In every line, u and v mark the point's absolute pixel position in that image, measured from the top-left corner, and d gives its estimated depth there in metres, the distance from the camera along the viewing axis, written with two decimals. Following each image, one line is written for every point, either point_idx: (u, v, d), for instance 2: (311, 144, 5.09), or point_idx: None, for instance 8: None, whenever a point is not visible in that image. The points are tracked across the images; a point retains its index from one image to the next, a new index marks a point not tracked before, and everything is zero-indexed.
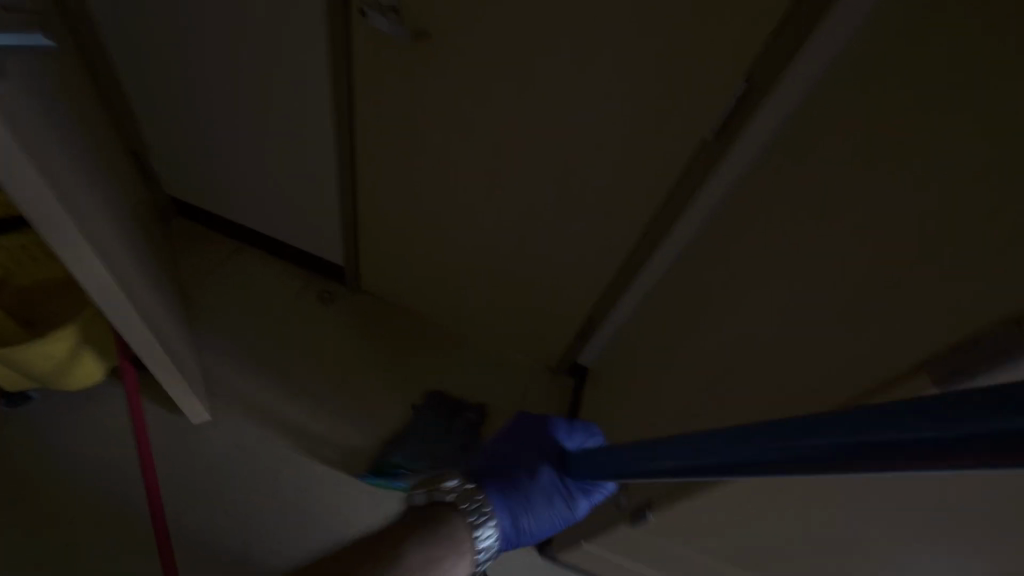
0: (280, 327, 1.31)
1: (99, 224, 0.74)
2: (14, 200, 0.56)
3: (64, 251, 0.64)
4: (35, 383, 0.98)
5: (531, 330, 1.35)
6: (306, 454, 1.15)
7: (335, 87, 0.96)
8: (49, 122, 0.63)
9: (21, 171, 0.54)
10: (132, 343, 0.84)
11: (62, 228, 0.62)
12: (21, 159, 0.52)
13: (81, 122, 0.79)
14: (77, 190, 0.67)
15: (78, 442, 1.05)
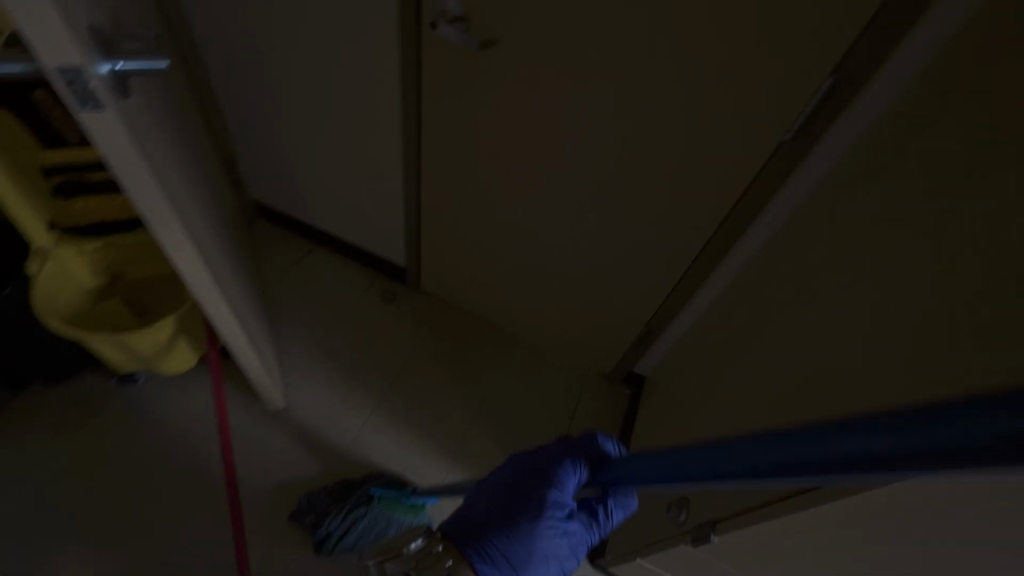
0: (346, 323, 1.39)
1: (198, 224, 0.82)
2: (134, 202, 0.64)
3: (173, 250, 0.72)
4: (140, 366, 1.10)
5: (586, 337, 1.33)
6: (368, 445, 1.21)
7: (404, 98, 1.00)
8: (162, 135, 0.70)
9: (141, 179, 0.61)
10: (222, 332, 0.92)
11: (171, 229, 0.69)
12: (141, 168, 0.59)
13: (186, 133, 0.88)
14: (182, 195, 0.75)
15: (173, 422, 1.16)
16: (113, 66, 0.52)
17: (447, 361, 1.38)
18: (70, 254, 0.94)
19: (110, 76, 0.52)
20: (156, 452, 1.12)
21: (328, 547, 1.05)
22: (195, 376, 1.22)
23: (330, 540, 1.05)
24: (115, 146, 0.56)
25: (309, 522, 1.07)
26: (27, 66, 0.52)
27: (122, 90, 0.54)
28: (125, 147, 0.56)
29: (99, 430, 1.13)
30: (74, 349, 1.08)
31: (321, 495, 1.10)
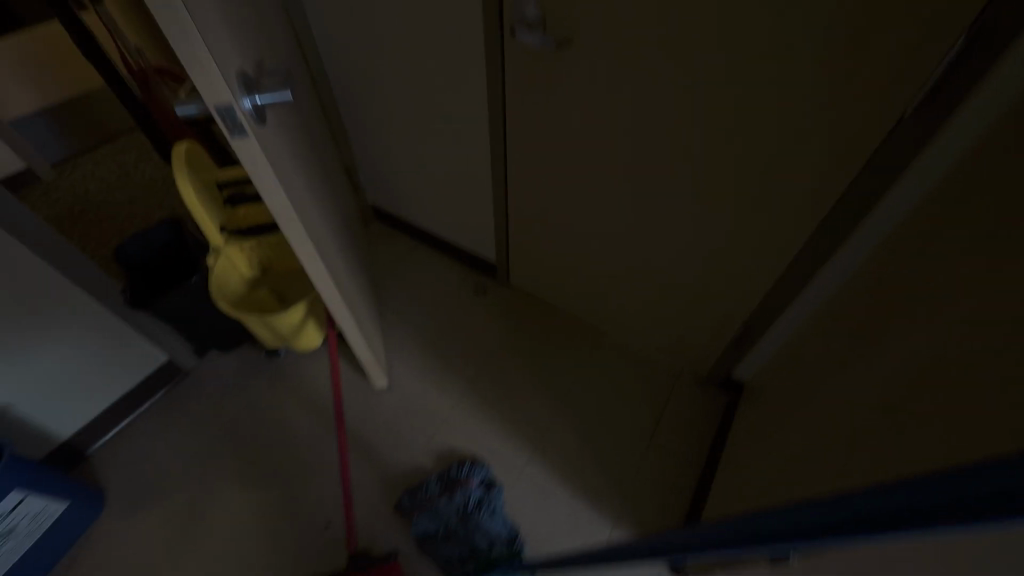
0: (443, 313, 1.52)
1: (320, 227, 0.98)
2: (271, 209, 0.79)
3: (298, 249, 0.87)
4: (278, 343, 1.33)
5: (677, 335, 1.28)
6: (458, 424, 1.30)
7: (491, 102, 1.06)
8: (292, 153, 0.86)
9: (273, 188, 0.74)
10: (338, 319, 1.08)
11: (295, 230, 0.84)
12: (273, 182, 0.73)
13: (314, 149, 1.06)
14: (307, 202, 0.90)
15: (301, 388, 1.37)
16: (253, 100, 0.66)
17: (535, 352, 1.43)
18: (235, 250, 1.18)
19: (252, 109, 0.66)
20: (284, 413, 1.33)
21: (427, 546, 1.07)
22: (319, 353, 1.43)
23: (428, 536, 1.08)
24: (254, 163, 0.69)
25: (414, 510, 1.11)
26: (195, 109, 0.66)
27: (261, 119, 0.68)
28: (263, 165, 0.70)
29: (245, 391, 1.36)
30: (234, 326, 1.35)
31: (431, 485, 1.13)
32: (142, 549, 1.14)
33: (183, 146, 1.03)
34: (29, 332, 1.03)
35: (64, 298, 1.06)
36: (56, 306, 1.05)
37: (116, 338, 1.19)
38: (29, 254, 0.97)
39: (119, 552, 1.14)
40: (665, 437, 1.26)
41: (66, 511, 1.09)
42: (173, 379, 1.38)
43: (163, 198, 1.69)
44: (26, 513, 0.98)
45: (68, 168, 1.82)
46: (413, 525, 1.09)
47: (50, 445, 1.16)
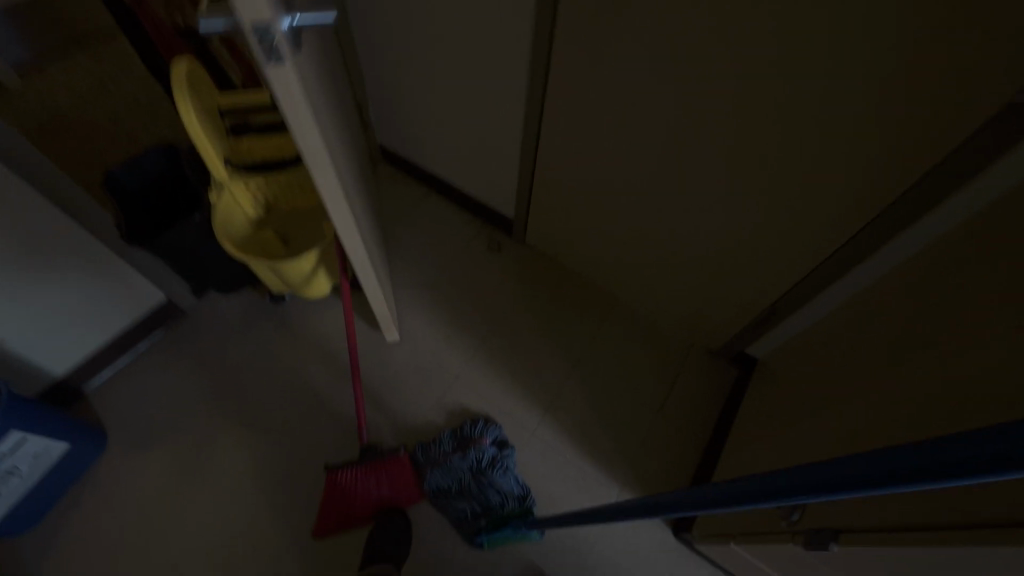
0: (455, 268, 1.46)
1: (344, 169, 0.89)
2: (301, 148, 0.70)
3: (323, 195, 0.80)
4: (285, 288, 1.27)
5: (696, 309, 1.26)
6: (469, 382, 1.29)
7: (531, 46, 0.94)
8: (320, 83, 0.75)
9: (305, 125, 0.66)
10: (359, 269, 1.02)
11: (324, 173, 0.76)
12: (308, 117, 0.65)
13: (336, 79, 0.94)
14: (334, 141, 0.81)
15: (307, 337, 1.32)
16: (289, 21, 0.55)
17: (549, 314, 1.40)
18: (240, 189, 1.09)
19: (288, 30, 0.56)
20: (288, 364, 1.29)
21: (440, 500, 1.09)
22: (324, 303, 1.37)
23: (441, 490, 1.09)
24: (288, 96, 0.60)
25: (427, 465, 1.12)
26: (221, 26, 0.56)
27: (296, 44, 0.58)
28: (297, 98, 0.61)
29: (248, 336, 1.31)
30: (237, 268, 1.28)
31: (444, 442, 1.15)
32: (151, 493, 1.13)
33: (183, 65, 0.89)
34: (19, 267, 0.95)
35: (55, 232, 0.97)
36: (47, 241, 0.96)
37: (112, 276, 1.11)
38: (14, 183, 0.86)
39: (127, 495, 1.13)
40: (674, 407, 1.28)
41: (69, 452, 1.06)
42: (171, 319, 1.32)
43: (146, 122, 1.52)
44: (26, 456, 0.95)
45: (34, 75, 1.61)
46: (426, 479, 1.10)
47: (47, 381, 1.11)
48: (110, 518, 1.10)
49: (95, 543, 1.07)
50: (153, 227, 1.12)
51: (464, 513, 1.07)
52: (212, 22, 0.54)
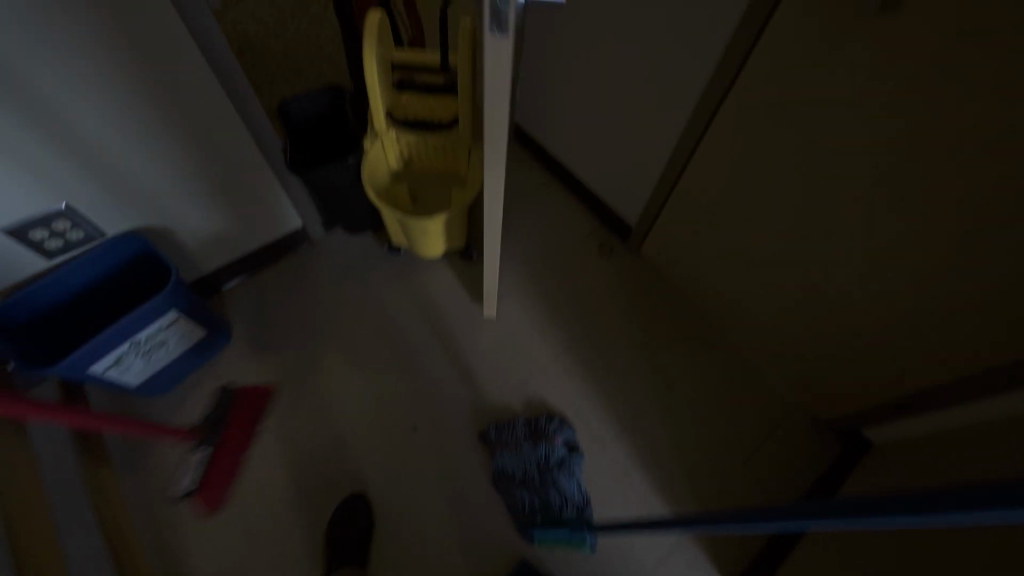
0: (565, 262, 1.43)
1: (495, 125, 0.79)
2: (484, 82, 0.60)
3: (488, 169, 0.74)
4: (407, 244, 1.31)
5: (821, 371, 1.13)
6: (552, 376, 1.26)
7: (724, 63, 0.91)
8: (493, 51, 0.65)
9: (500, 84, 0.60)
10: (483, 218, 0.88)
11: (496, 149, 0.70)
12: (505, 45, 0.54)
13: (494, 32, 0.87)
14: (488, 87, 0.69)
15: (399, 302, 1.36)
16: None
17: (661, 333, 1.33)
18: (392, 141, 1.15)
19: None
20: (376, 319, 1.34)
21: (502, 484, 1.09)
22: (432, 266, 1.41)
23: (505, 475, 1.09)
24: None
25: (498, 447, 1.12)
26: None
27: (498, 25, 0.52)
28: (505, 54, 0.55)
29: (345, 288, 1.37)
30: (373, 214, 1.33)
31: (518, 429, 1.14)
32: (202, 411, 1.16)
33: (375, 14, 0.97)
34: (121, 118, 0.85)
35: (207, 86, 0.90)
36: (188, 87, 0.88)
37: (261, 187, 1.17)
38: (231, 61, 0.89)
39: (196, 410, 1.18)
40: (760, 466, 1.18)
41: (202, 337, 1.11)
42: (301, 246, 1.40)
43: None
44: (140, 338, 0.95)
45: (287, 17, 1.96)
46: (496, 459, 1.11)
47: (45, 261, 0.93)
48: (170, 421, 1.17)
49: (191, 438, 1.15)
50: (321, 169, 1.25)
51: (524, 510, 1.07)
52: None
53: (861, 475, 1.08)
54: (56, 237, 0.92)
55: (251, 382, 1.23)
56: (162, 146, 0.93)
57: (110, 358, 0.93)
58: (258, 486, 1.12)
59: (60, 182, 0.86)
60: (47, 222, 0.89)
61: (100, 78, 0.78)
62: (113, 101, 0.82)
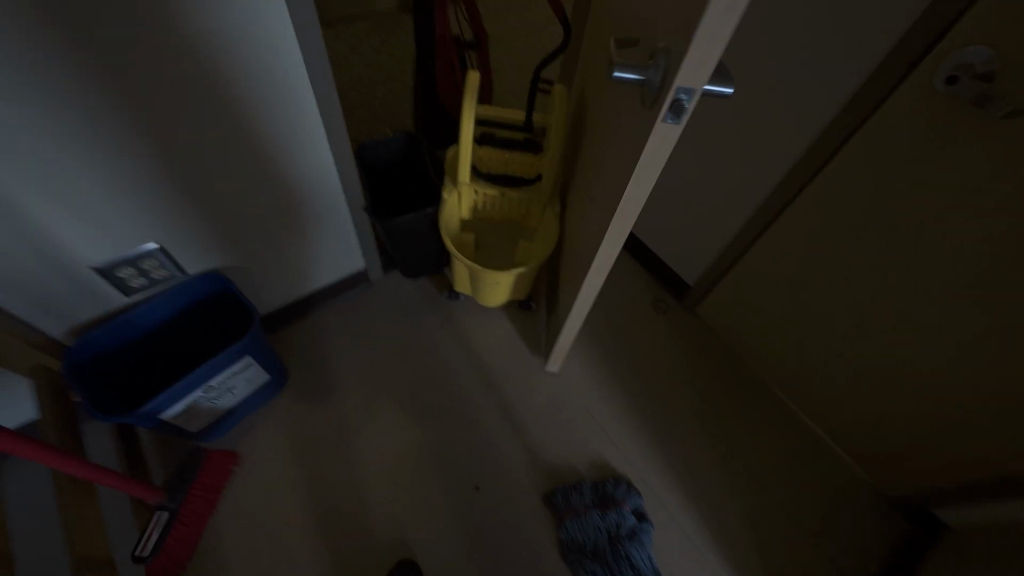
0: (622, 318, 1.42)
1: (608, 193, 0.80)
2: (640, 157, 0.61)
3: (606, 239, 0.75)
4: (470, 293, 1.29)
5: (891, 446, 1.11)
6: (613, 436, 1.23)
7: (812, 147, 0.94)
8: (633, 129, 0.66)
9: (651, 170, 0.62)
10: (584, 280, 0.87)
11: (624, 222, 0.72)
12: (673, 130, 0.56)
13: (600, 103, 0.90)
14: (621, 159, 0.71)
15: (453, 349, 1.32)
16: (701, 87, 0.51)
17: (720, 396, 1.31)
18: (469, 192, 1.15)
19: (694, 97, 0.52)
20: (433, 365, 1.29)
21: (571, 553, 1.05)
22: (487, 314, 1.40)
23: (575, 544, 1.06)
24: (641, 117, 0.61)
25: (567, 513, 1.09)
26: (644, 78, 0.56)
27: (676, 114, 0.53)
28: (670, 138, 0.57)
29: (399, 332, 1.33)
30: (436, 260, 1.33)
31: (585, 493, 1.11)
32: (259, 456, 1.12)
33: (475, 74, 1.00)
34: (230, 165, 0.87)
35: (312, 138, 0.92)
36: (293, 139, 0.90)
37: (336, 234, 1.17)
38: (341, 118, 0.91)
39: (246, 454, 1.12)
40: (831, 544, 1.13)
41: (268, 380, 1.08)
42: (357, 287, 1.37)
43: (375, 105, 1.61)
44: (212, 383, 0.93)
45: None
46: (563, 525, 1.08)
47: (125, 297, 0.93)
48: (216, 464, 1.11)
49: (246, 487, 1.09)
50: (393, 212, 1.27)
51: None
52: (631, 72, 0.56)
53: (938, 559, 1.04)
54: (141, 275, 0.92)
55: (302, 425, 1.17)
56: (258, 192, 0.94)
57: (180, 406, 0.90)
58: (310, 545, 1.04)
59: (158, 223, 0.87)
60: (136, 260, 0.89)
61: (221, 127, 0.80)
62: (226, 149, 0.84)
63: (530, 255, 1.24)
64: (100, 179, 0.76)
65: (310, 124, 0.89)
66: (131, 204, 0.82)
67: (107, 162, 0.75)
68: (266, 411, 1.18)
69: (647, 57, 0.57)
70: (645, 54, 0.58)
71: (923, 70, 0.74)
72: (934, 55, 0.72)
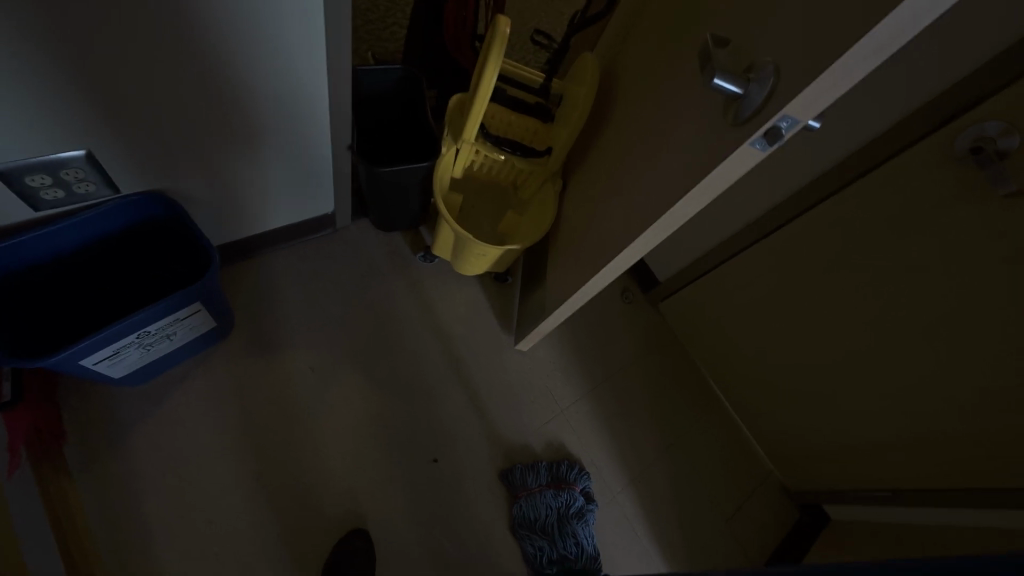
0: (591, 304, 1.42)
1: (640, 192, 0.75)
2: (706, 176, 0.58)
3: (635, 244, 0.74)
4: (450, 257, 1.21)
5: (804, 453, 1.25)
6: (570, 418, 1.26)
7: (817, 179, 0.96)
8: (695, 139, 0.61)
9: (709, 192, 0.60)
10: (599, 274, 0.85)
11: (659, 233, 0.71)
12: (754, 155, 0.53)
13: (637, 88, 0.83)
14: (672, 164, 0.66)
15: (415, 314, 1.23)
16: (801, 121, 0.48)
17: (669, 391, 1.38)
18: (468, 151, 1.04)
19: (791, 132, 0.48)
20: (397, 328, 1.20)
21: (522, 530, 1.08)
22: (458, 281, 1.31)
23: (526, 521, 1.09)
24: (719, 130, 0.57)
25: (522, 492, 1.11)
26: (743, 92, 0.51)
27: (768, 142, 0.50)
28: (746, 164, 0.54)
29: (359, 291, 1.21)
30: (416, 217, 1.22)
31: (541, 474, 1.13)
32: (189, 415, 0.99)
33: (506, 22, 0.84)
34: (193, 72, 0.70)
35: (299, 58, 0.76)
36: (278, 54, 0.73)
37: (308, 171, 1.02)
38: (343, 39, 0.76)
39: (179, 412, 0.99)
40: (742, 528, 1.28)
41: (213, 327, 0.94)
42: (321, 232, 1.22)
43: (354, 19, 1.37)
44: (149, 329, 0.79)
45: None
46: (519, 504, 1.10)
47: (33, 211, 0.74)
48: (135, 421, 0.96)
49: (174, 448, 0.96)
50: (377, 155, 1.13)
51: (542, 562, 1.07)
52: (732, 85, 0.50)
53: (825, 549, 1.22)
54: (59, 187, 0.73)
55: (245, 383, 1.05)
56: (224, 109, 0.78)
57: (107, 350, 0.76)
58: (249, 515, 0.95)
59: (88, 127, 0.68)
60: (54, 169, 0.70)
61: (189, 28, 0.63)
62: (192, 55, 0.67)
63: (519, 229, 1.17)
64: (13, 71, 0.57)
65: (301, 39, 0.73)
66: (51, 105, 0.63)
67: (28, 53, 0.56)
68: (202, 359, 1.04)
69: (749, 69, 0.52)
70: (742, 63, 0.53)
71: (949, 131, 0.76)
72: (958, 122, 0.75)
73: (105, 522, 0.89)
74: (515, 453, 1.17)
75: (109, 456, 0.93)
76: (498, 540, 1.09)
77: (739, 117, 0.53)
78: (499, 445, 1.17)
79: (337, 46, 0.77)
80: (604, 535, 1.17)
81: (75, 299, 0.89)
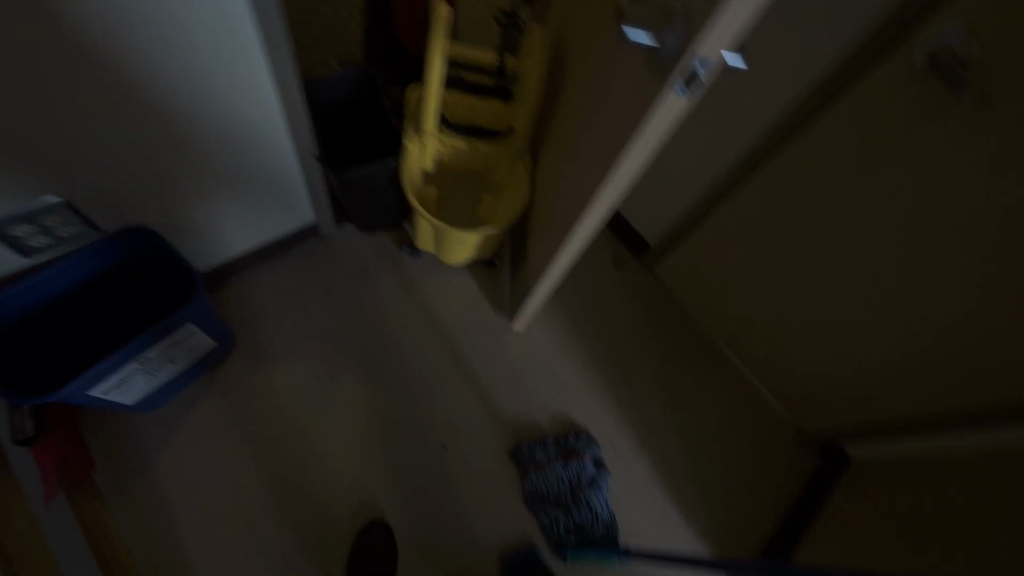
0: (584, 276, 1.43)
1: (591, 159, 0.76)
2: (641, 132, 0.59)
3: (592, 208, 0.75)
4: (434, 249, 1.23)
5: (813, 396, 1.24)
6: (573, 389, 1.28)
7: (785, 115, 0.93)
8: (628, 98, 0.61)
9: (646, 148, 0.61)
10: (569, 244, 0.86)
11: (612, 194, 0.72)
12: (679, 104, 0.53)
13: (581, 55, 0.82)
14: (614, 126, 0.67)
15: (408, 308, 1.26)
16: (714, 61, 0.48)
17: (671, 351, 1.38)
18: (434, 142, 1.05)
19: (705, 75, 0.49)
20: (393, 324, 1.24)
21: (536, 503, 1.12)
22: (447, 271, 1.33)
23: (538, 494, 1.12)
24: (645, 87, 0.56)
25: (531, 467, 1.14)
26: (657, 43, 0.52)
27: (689, 86, 0.50)
28: (675, 113, 0.55)
29: (351, 293, 1.24)
30: (396, 214, 1.24)
31: (549, 449, 1.16)
32: (205, 428, 1.06)
33: (446, 7, 0.84)
34: (140, 102, 0.74)
35: (233, 68, 0.77)
36: (214, 69, 0.75)
37: (278, 186, 1.05)
38: (279, 49, 0.77)
39: (196, 426, 1.05)
40: (757, 475, 1.29)
41: (214, 347, 0.99)
42: (307, 241, 1.27)
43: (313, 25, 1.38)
44: (149, 355, 0.84)
45: None
46: (529, 480, 1.13)
47: (26, 257, 0.83)
48: (156, 438, 1.03)
49: (195, 463, 1.03)
50: (348, 159, 1.15)
51: (558, 531, 1.10)
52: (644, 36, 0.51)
53: (843, 487, 1.22)
54: (43, 234, 0.82)
55: (253, 394, 1.10)
56: (165, 128, 0.80)
57: (113, 379, 0.81)
58: (273, 518, 1.02)
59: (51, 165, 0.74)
60: (37, 218, 0.79)
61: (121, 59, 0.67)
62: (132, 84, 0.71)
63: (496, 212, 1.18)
64: None
65: (230, 50, 0.74)
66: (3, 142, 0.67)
67: None
68: (211, 374, 1.10)
69: (661, 16, 0.51)
70: (655, 13, 0.53)
71: (905, 48, 0.73)
72: (915, 37, 0.72)
73: (141, 532, 0.97)
74: (521, 429, 1.20)
75: (137, 472, 1.00)
76: (512, 513, 1.12)
77: (662, 65, 0.52)
78: (505, 423, 1.20)
79: (276, 59, 0.79)
80: (618, 498, 1.20)
81: (82, 333, 0.95)
